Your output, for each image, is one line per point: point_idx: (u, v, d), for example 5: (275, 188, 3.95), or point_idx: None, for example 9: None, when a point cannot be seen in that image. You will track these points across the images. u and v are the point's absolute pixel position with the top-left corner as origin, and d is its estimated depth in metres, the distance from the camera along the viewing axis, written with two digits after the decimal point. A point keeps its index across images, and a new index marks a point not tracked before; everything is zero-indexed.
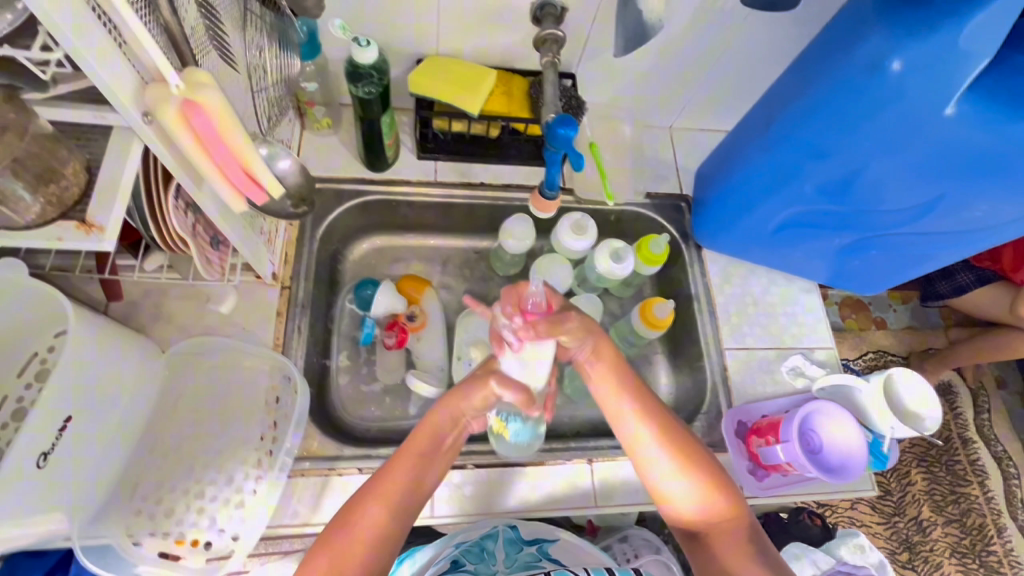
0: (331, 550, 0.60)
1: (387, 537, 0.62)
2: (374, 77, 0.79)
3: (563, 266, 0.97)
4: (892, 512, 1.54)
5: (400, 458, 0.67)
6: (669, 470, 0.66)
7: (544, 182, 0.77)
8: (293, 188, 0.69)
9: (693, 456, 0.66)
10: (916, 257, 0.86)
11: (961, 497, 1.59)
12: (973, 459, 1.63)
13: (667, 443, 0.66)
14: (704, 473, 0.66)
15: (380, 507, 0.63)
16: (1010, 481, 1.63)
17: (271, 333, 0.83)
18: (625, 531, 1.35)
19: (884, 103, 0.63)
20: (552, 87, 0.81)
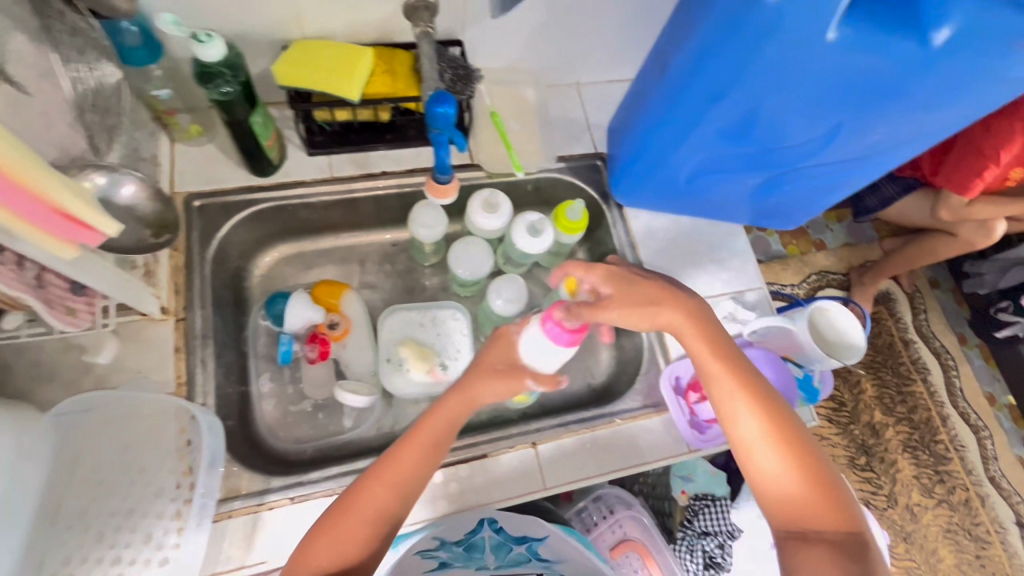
0: (328, 533, 0.62)
1: (393, 516, 0.64)
2: (226, 75, 0.70)
3: (479, 248, 0.92)
4: (847, 422, 1.63)
5: (412, 448, 0.68)
6: (781, 465, 0.65)
7: (436, 166, 0.71)
8: (150, 216, 0.65)
9: (802, 452, 0.66)
10: (827, 187, 0.85)
11: (908, 396, 1.67)
12: (916, 359, 1.71)
13: (778, 439, 0.66)
14: (810, 471, 0.65)
15: (382, 493, 0.64)
16: (949, 372, 1.72)
17: (172, 372, 0.76)
18: (597, 491, 1.36)
19: (766, 39, 0.59)
20: (428, 62, 0.73)
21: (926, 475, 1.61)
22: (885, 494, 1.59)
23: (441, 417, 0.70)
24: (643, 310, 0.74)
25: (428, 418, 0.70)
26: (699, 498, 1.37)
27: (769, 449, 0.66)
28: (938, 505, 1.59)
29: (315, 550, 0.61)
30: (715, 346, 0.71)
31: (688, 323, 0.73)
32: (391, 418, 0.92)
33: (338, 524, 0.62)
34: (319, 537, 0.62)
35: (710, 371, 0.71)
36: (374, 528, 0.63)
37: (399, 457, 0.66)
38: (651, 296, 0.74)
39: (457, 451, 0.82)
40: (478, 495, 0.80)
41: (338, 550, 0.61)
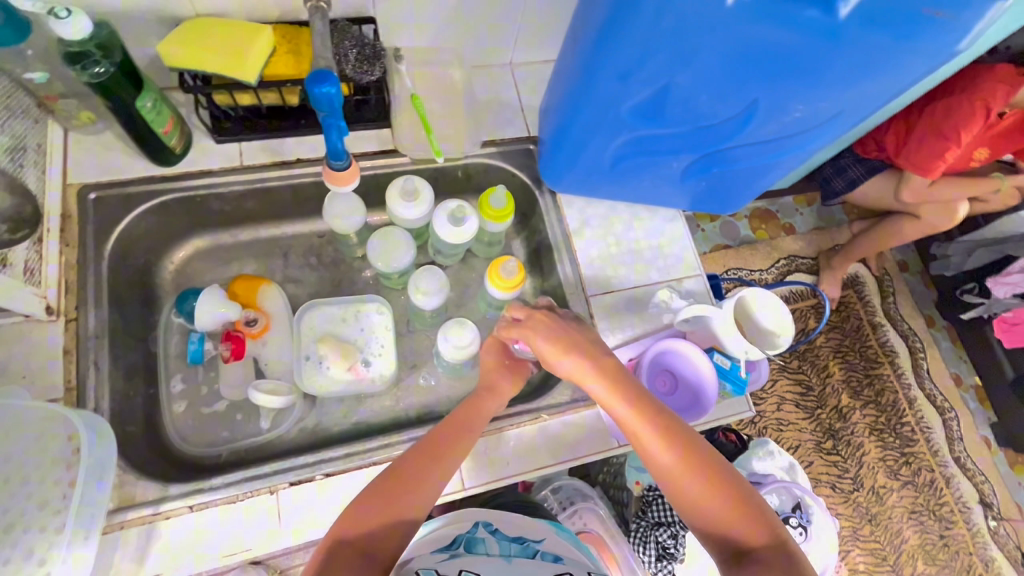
0: (379, 495, 0.64)
1: (433, 488, 0.67)
2: (96, 57, 0.66)
3: (401, 238, 0.86)
4: (815, 406, 1.60)
5: (446, 431, 0.71)
6: (698, 488, 0.61)
7: (328, 152, 0.67)
8: None
9: (719, 470, 0.62)
10: (758, 170, 0.82)
11: (875, 378, 1.66)
12: (884, 342, 1.70)
13: (691, 461, 0.62)
14: (733, 487, 0.61)
15: (430, 465, 0.67)
16: (916, 354, 1.71)
17: (61, 376, 0.72)
18: (556, 483, 1.35)
19: (664, 8, 0.55)
20: (321, 37, 0.68)
21: (891, 457, 1.60)
22: (850, 477, 1.57)
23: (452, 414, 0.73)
24: (569, 347, 0.69)
25: (467, 410, 0.74)
26: (651, 489, 1.34)
27: (684, 472, 0.61)
28: (903, 486, 1.58)
29: (367, 515, 0.63)
30: (603, 372, 0.68)
31: (585, 356, 0.69)
32: (314, 417, 0.88)
33: (386, 489, 0.65)
34: (370, 497, 0.64)
35: (605, 397, 0.67)
36: (413, 496, 0.65)
37: (447, 431, 0.71)
38: (578, 335, 0.71)
39: (371, 451, 0.77)
40: None
41: (387, 515, 0.63)
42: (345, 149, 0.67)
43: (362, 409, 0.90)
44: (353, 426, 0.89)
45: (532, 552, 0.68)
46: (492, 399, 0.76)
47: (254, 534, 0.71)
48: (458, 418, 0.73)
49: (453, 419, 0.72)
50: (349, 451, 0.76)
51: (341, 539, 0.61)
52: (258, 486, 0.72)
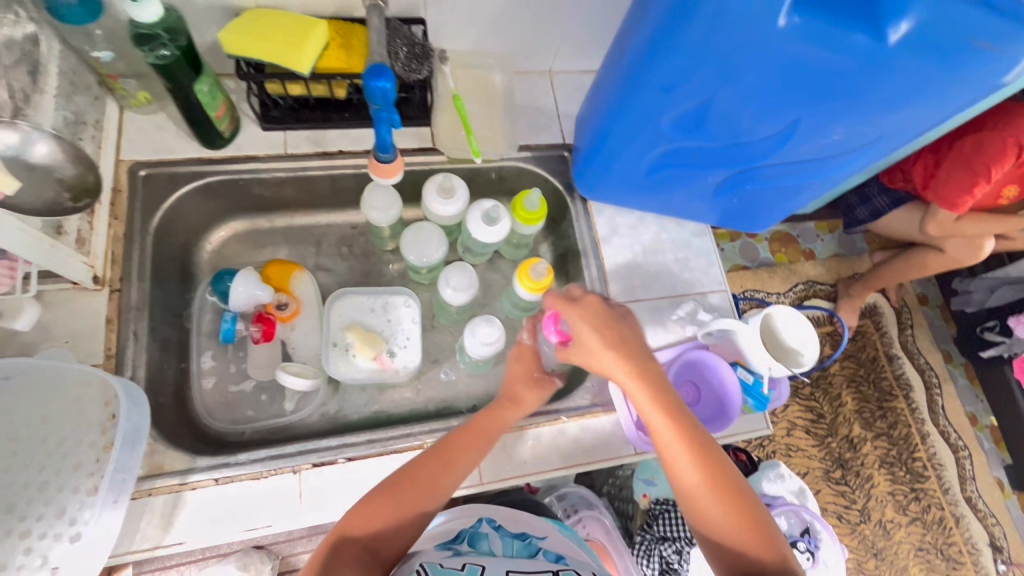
0: (387, 498, 0.65)
1: (442, 494, 0.68)
2: (162, 40, 0.68)
3: (436, 235, 0.88)
4: (825, 434, 1.59)
5: (463, 438, 0.71)
6: (717, 510, 0.61)
7: (376, 145, 0.68)
8: (71, 179, 0.67)
9: (739, 494, 0.62)
10: (792, 190, 0.82)
11: (888, 411, 1.64)
12: (900, 375, 1.68)
13: (715, 482, 0.62)
14: (753, 512, 0.61)
15: (442, 468, 0.68)
16: (932, 390, 1.69)
17: (101, 344, 0.74)
18: (562, 490, 1.36)
19: (715, 23, 0.56)
20: (376, 33, 0.70)
21: (900, 492, 1.58)
22: (857, 509, 1.56)
23: (472, 419, 0.74)
24: (617, 348, 0.69)
25: (482, 419, 0.74)
26: (658, 502, 1.36)
27: (707, 493, 0.62)
28: (911, 522, 1.56)
29: (373, 515, 0.63)
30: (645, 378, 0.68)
31: (626, 361, 0.69)
32: (336, 403, 0.90)
33: (393, 492, 0.65)
34: (376, 497, 0.65)
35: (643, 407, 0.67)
36: (423, 500, 0.66)
37: (458, 442, 0.71)
38: (627, 335, 0.71)
39: (393, 439, 0.78)
40: None
41: (393, 520, 0.64)
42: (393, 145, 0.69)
43: (384, 398, 0.92)
44: (374, 415, 0.91)
45: (533, 548, 0.70)
46: (513, 409, 0.77)
47: (275, 510, 0.72)
48: (479, 428, 0.73)
49: (468, 429, 0.72)
50: (371, 438, 0.78)
51: (345, 538, 0.62)
52: (282, 465, 0.74)
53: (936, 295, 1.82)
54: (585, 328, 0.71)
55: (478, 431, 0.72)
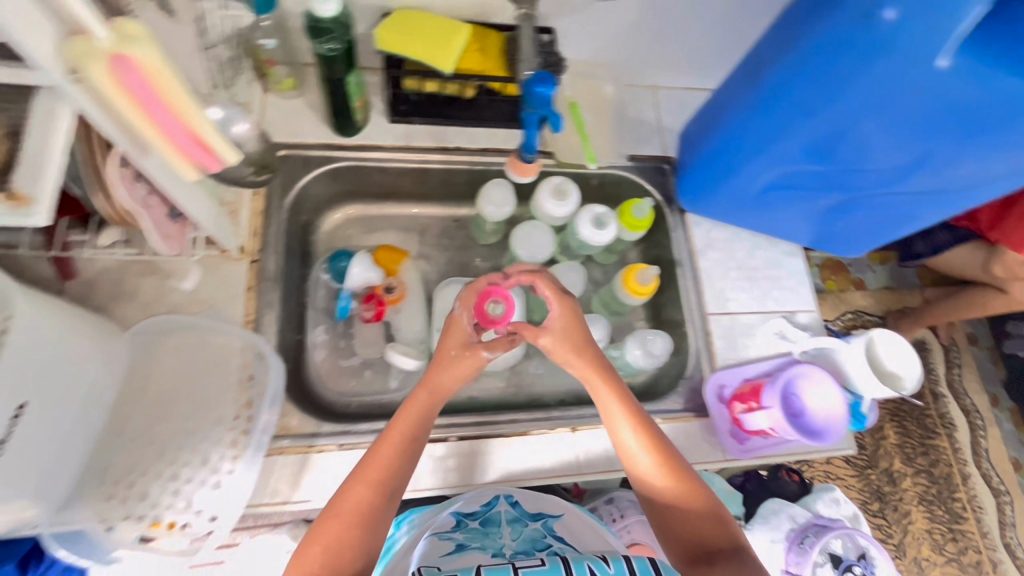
0: (320, 543, 0.61)
1: (375, 517, 0.64)
2: (335, 32, 0.73)
3: (545, 234, 0.93)
4: (865, 466, 1.57)
5: (377, 450, 0.68)
6: (678, 496, 0.68)
7: (521, 145, 0.73)
8: (252, 153, 0.67)
9: (697, 488, 0.69)
10: (902, 215, 0.85)
11: (931, 448, 1.62)
12: (944, 413, 1.67)
13: (670, 471, 0.69)
14: (709, 506, 0.68)
15: (364, 493, 0.64)
16: (976, 431, 1.68)
17: (241, 310, 0.79)
18: (610, 493, 1.34)
19: (874, 58, 0.60)
20: (529, 42, 0.75)
21: (938, 531, 1.56)
22: (893, 544, 1.53)
23: (408, 400, 0.72)
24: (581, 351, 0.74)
25: (402, 414, 0.70)
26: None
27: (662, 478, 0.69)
28: (946, 562, 1.55)
29: (308, 559, 0.60)
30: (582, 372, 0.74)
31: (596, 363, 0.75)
32: None
33: (327, 535, 0.62)
34: (312, 544, 0.61)
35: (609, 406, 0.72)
36: (354, 531, 0.62)
37: (376, 456, 0.67)
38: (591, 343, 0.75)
39: (499, 424, 0.85)
40: (510, 469, 0.83)
41: (326, 560, 0.60)
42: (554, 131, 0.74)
43: (477, 385, 0.95)
44: (468, 399, 0.94)
45: (542, 535, 0.72)
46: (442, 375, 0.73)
47: None
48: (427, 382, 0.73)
49: (397, 419, 0.70)
50: (477, 420, 0.85)
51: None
52: None
53: (987, 336, 1.79)
54: (563, 317, 0.75)
55: (414, 414, 0.70)
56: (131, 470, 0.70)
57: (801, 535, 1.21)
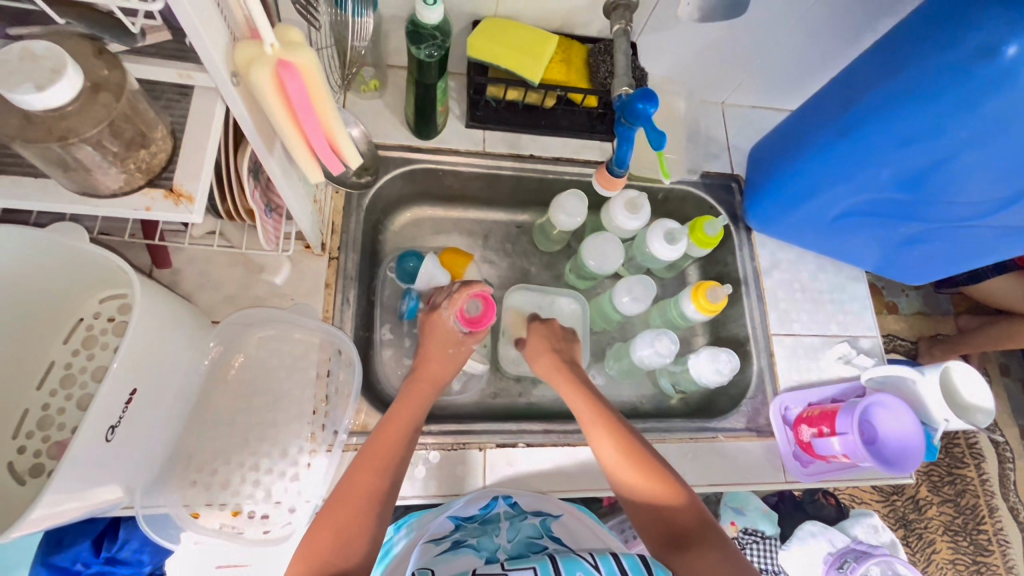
0: (330, 528, 0.61)
1: (380, 497, 0.65)
2: (436, 39, 0.75)
3: (614, 244, 0.93)
4: (892, 491, 1.34)
5: (385, 436, 0.69)
6: (642, 482, 0.68)
7: (615, 158, 0.82)
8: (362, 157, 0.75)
9: (656, 469, 0.69)
10: (976, 252, 0.86)
11: (957, 477, 1.38)
12: (973, 443, 1.41)
13: (632, 457, 0.70)
14: (671, 485, 0.68)
15: (371, 476, 0.66)
16: (1005, 463, 1.42)
17: (321, 306, 0.81)
18: None
19: (992, 92, 0.62)
20: (623, 56, 0.79)
21: (961, 563, 1.35)
22: None
23: (405, 391, 0.75)
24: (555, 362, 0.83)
25: (401, 406, 0.73)
26: (748, 533, 1.16)
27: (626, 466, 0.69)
28: None
29: (320, 547, 0.60)
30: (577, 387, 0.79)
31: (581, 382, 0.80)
32: (492, 389, 0.94)
33: (335, 519, 0.62)
34: (321, 530, 0.61)
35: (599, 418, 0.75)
36: (365, 514, 0.63)
37: (383, 439, 0.69)
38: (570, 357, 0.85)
39: (568, 432, 0.86)
40: (575, 478, 0.83)
41: (343, 545, 0.60)
42: (665, 144, 0.75)
43: (536, 392, 0.96)
44: (527, 405, 0.95)
45: (538, 533, 0.74)
46: (427, 387, 0.76)
47: (459, 483, 0.80)
48: (427, 376, 0.78)
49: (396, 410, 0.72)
50: (546, 428, 0.86)
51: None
52: (467, 441, 0.82)
53: (1019, 365, 1.51)
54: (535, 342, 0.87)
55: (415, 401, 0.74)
56: (214, 457, 0.72)
57: (840, 561, 1.11)
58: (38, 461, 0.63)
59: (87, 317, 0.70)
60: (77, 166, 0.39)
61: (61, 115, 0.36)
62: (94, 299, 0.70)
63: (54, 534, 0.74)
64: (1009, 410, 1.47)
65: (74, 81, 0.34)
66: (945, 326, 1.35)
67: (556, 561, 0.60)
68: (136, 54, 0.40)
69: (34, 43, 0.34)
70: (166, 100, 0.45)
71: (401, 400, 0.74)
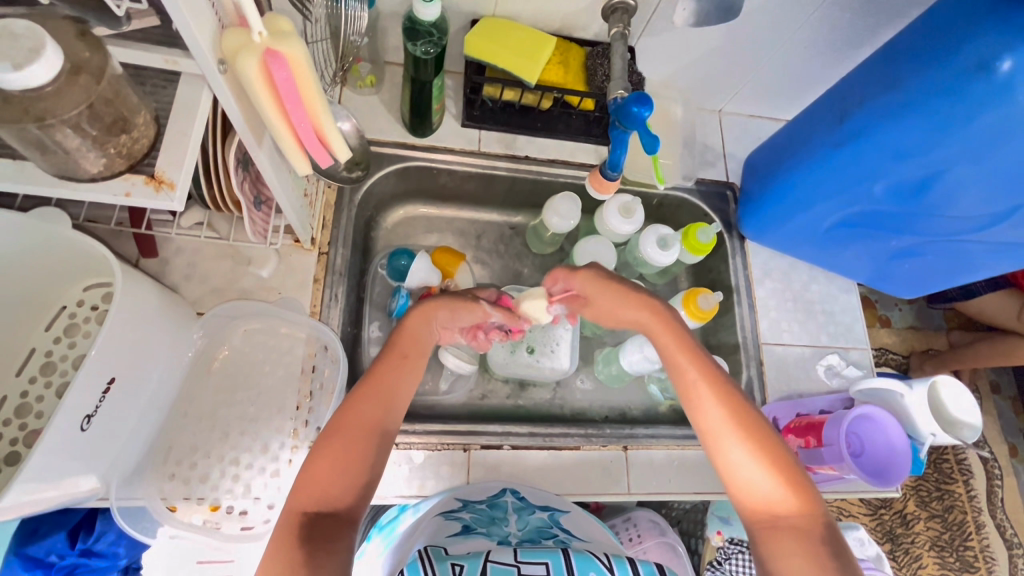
0: (328, 456, 0.59)
1: (381, 433, 0.63)
2: (433, 36, 0.75)
3: (607, 248, 0.94)
4: (879, 505, 1.33)
5: (387, 368, 0.67)
6: (748, 459, 0.60)
7: (608, 162, 0.82)
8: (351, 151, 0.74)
9: (767, 447, 0.61)
10: (965, 267, 0.86)
11: (946, 493, 1.37)
12: (961, 459, 1.40)
13: (736, 427, 0.62)
14: (789, 472, 0.59)
15: (375, 409, 0.64)
16: (993, 481, 1.41)
17: (308, 301, 0.80)
18: (629, 513, 1.18)
19: (986, 106, 0.62)
20: (620, 60, 0.79)
21: None
22: None
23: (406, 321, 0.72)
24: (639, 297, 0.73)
25: (400, 338, 0.71)
26: (735, 543, 1.12)
27: (730, 439, 0.61)
28: None
29: (321, 477, 0.57)
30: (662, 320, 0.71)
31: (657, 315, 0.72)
32: (481, 390, 0.94)
33: (337, 450, 0.59)
34: (320, 459, 0.58)
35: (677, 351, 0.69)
36: (365, 449, 0.61)
37: (380, 373, 0.66)
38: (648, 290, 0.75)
39: (554, 435, 0.85)
40: (558, 483, 0.83)
41: (343, 476, 0.58)
42: (660, 148, 0.74)
43: (524, 394, 0.95)
44: (514, 407, 0.94)
45: (546, 525, 0.75)
46: (423, 319, 0.73)
47: (442, 483, 0.80)
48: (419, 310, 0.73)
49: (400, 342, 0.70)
50: (532, 431, 0.85)
51: (310, 512, 0.55)
52: (453, 442, 0.82)
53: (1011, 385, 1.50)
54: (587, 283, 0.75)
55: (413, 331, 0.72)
56: (194, 451, 0.71)
57: None
58: (13, 449, 0.62)
59: (70, 304, 0.69)
60: (56, 149, 0.38)
61: (39, 96, 0.35)
62: (78, 288, 0.70)
63: (29, 523, 0.72)
64: (999, 428, 1.47)
65: (54, 61, 0.34)
66: (939, 341, 1.35)
67: (568, 557, 0.63)
68: (121, 37, 0.40)
69: (13, 22, 0.33)
70: (151, 86, 0.44)
71: (399, 334, 0.72)
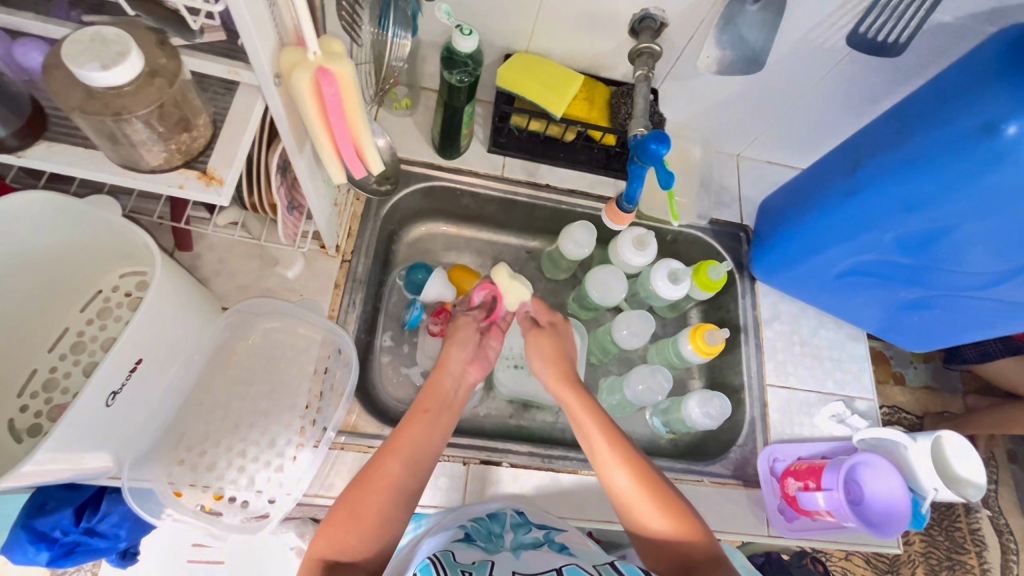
0: (348, 508, 0.61)
1: (404, 492, 0.64)
2: (468, 66, 0.80)
3: (619, 278, 0.95)
4: (886, 567, 1.28)
5: (416, 424, 0.68)
6: (653, 510, 0.65)
7: (625, 195, 0.86)
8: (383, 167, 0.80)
9: (675, 502, 0.66)
10: (975, 324, 0.87)
11: (956, 564, 1.31)
12: (974, 529, 1.35)
13: (644, 487, 0.66)
14: (681, 513, 0.65)
15: (397, 467, 0.64)
16: (1008, 556, 1.35)
17: (327, 304, 0.83)
18: (625, 549, 1.12)
19: (991, 166, 0.64)
20: (642, 101, 0.83)
21: None
22: None
23: (434, 376, 0.75)
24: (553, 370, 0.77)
25: (429, 392, 0.73)
26: None
27: (639, 496, 0.66)
28: None
29: (337, 527, 0.60)
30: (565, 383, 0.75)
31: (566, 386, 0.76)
32: (485, 408, 0.95)
33: (355, 501, 0.62)
34: (340, 510, 0.61)
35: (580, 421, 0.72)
36: (381, 509, 0.62)
37: (406, 430, 0.67)
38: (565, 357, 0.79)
39: (554, 456, 0.87)
40: (552, 505, 0.84)
41: (360, 530, 0.60)
42: (674, 184, 0.79)
43: (527, 415, 0.96)
44: (516, 427, 0.95)
45: (540, 542, 0.72)
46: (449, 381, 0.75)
47: (439, 494, 0.81)
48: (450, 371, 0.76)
49: (427, 391, 0.73)
50: (532, 450, 0.87)
51: (329, 560, 0.58)
52: (454, 454, 0.83)
53: None
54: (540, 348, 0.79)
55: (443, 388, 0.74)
56: (203, 439, 0.74)
57: None
58: (38, 421, 0.66)
59: (106, 289, 0.73)
60: (125, 141, 0.43)
61: (119, 93, 0.39)
62: (115, 274, 0.74)
63: (38, 498, 0.74)
64: (1015, 499, 1.39)
65: (134, 65, 0.38)
66: (954, 403, 1.31)
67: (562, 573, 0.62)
68: (192, 48, 0.45)
69: (106, 28, 0.38)
70: (212, 92, 0.50)
71: (423, 390, 0.73)
